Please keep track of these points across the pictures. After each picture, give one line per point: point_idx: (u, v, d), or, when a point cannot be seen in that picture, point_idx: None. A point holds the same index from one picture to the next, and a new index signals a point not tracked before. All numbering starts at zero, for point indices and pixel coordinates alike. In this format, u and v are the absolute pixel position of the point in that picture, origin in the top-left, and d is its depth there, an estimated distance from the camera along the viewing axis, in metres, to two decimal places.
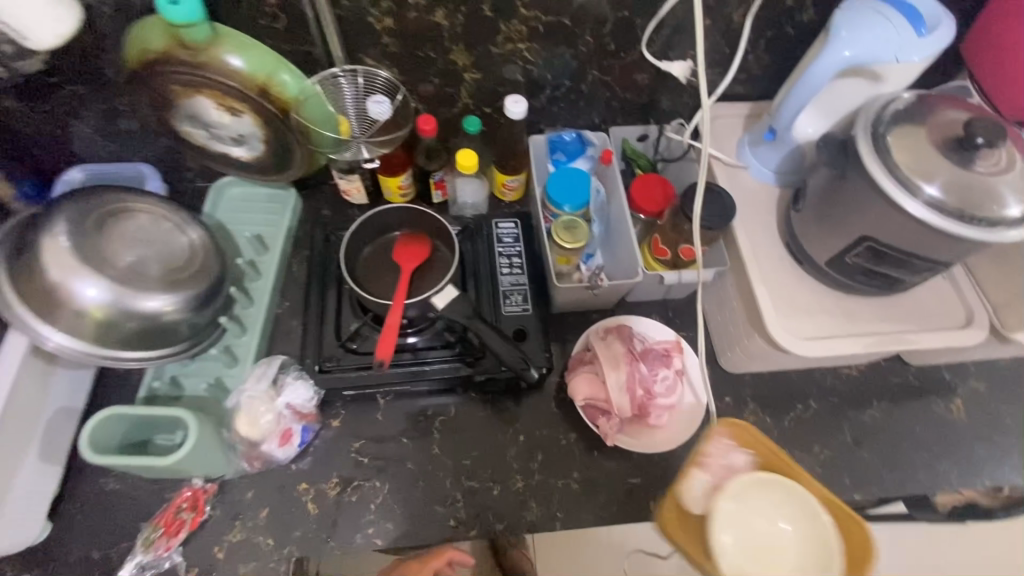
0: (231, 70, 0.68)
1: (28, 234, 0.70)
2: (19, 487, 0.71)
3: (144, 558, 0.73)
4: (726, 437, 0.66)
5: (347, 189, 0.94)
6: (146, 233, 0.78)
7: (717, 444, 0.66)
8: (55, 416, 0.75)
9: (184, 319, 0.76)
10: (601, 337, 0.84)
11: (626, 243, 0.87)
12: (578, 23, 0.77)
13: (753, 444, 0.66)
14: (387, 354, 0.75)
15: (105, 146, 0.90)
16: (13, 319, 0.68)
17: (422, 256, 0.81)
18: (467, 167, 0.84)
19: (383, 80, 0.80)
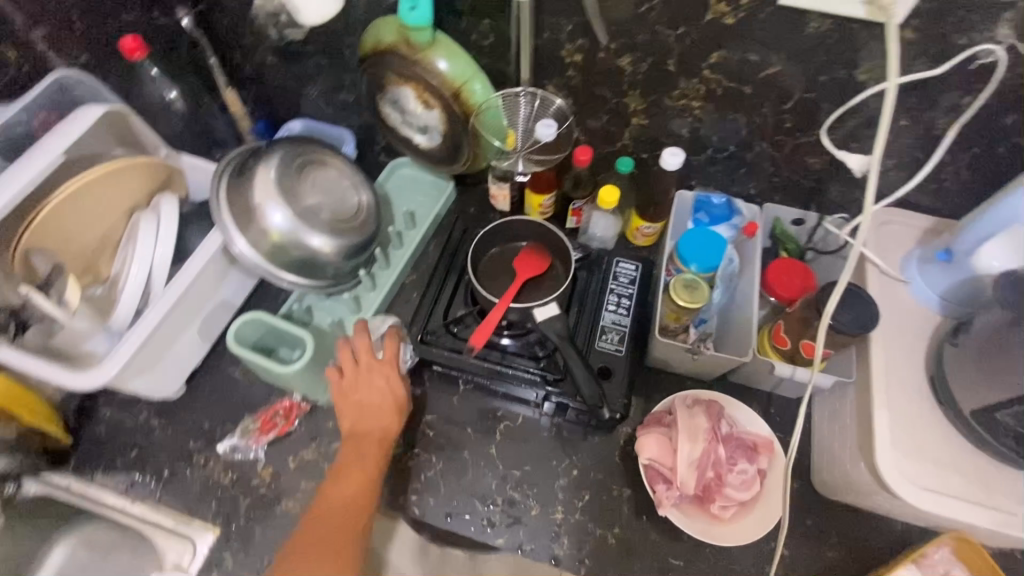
0: (437, 71, 0.81)
1: (250, 160, 0.87)
2: (176, 349, 0.85)
3: (238, 441, 0.85)
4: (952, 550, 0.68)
5: (495, 194, 1.03)
6: (331, 183, 0.92)
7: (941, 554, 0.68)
8: (218, 305, 0.91)
9: (333, 261, 0.90)
10: (687, 405, 0.81)
11: (745, 322, 0.84)
12: (760, 94, 0.77)
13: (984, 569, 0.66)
14: (480, 343, 0.81)
15: (325, 108, 1.10)
16: (218, 221, 0.84)
17: (538, 270, 0.85)
18: (606, 203, 0.87)
19: (557, 108, 0.86)
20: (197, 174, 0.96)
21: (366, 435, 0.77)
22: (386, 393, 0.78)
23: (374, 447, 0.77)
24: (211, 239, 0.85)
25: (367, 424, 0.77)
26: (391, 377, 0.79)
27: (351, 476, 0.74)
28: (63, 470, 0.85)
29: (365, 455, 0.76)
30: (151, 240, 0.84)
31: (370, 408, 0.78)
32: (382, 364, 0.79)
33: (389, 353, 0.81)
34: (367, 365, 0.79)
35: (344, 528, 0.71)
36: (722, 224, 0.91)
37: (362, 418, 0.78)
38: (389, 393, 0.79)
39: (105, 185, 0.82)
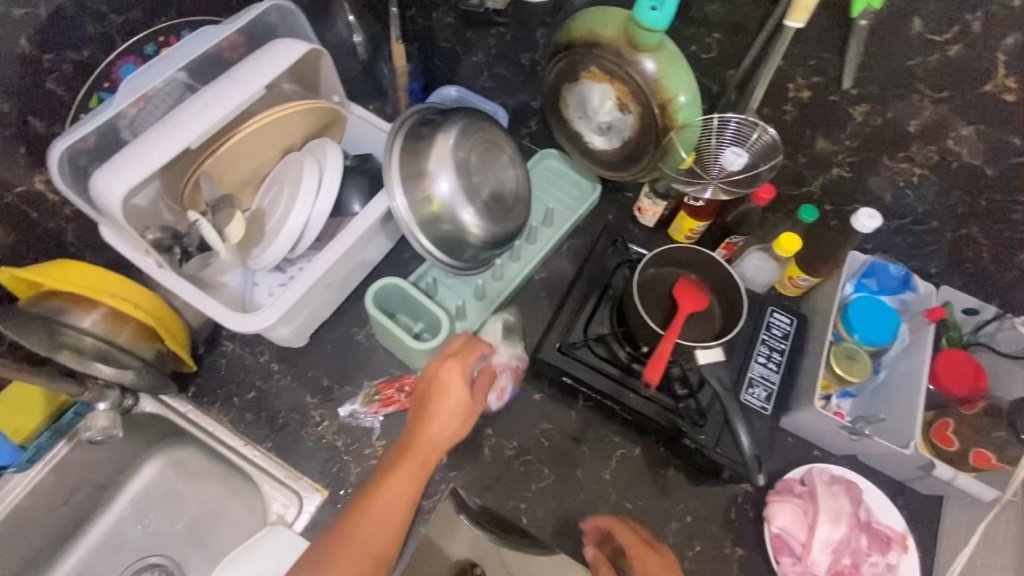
0: (645, 74, 0.75)
1: (427, 125, 0.83)
2: (315, 305, 0.83)
3: (360, 408, 0.84)
4: None
5: (645, 208, 0.98)
6: (497, 164, 0.87)
7: None
8: (358, 266, 0.88)
9: (481, 245, 0.85)
10: (825, 481, 0.78)
11: (908, 406, 0.76)
12: (998, 179, 0.70)
13: None
14: (654, 379, 0.76)
15: (486, 81, 1.05)
16: (387, 178, 0.80)
17: (701, 305, 0.79)
18: (786, 249, 0.82)
19: (767, 139, 0.78)
20: (357, 125, 0.93)
21: (421, 438, 0.71)
22: (452, 401, 0.72)
23: (427, 455, 0.71)
24: (377, 202, 0.82)
25: (423, 428, 0.72)
26: (460, 385, 0.73)
27: (396, 476, 0.68)
28: (181, 396, 0.85)
29: (414, 461, 0.70)
30: (312, 188, 0.81)
31: (434, 412, 0.72)
32: (453, 368, 0.73)
33: (466, 362, 0.74)
34: (436, 369, 0.73)
35: (376, 535, 0.65)
36: (890, 296, 0.87)
37: (422, 419, 0.72)
38: (455, 401, 0.72)
39: (277, 123, 0.80)
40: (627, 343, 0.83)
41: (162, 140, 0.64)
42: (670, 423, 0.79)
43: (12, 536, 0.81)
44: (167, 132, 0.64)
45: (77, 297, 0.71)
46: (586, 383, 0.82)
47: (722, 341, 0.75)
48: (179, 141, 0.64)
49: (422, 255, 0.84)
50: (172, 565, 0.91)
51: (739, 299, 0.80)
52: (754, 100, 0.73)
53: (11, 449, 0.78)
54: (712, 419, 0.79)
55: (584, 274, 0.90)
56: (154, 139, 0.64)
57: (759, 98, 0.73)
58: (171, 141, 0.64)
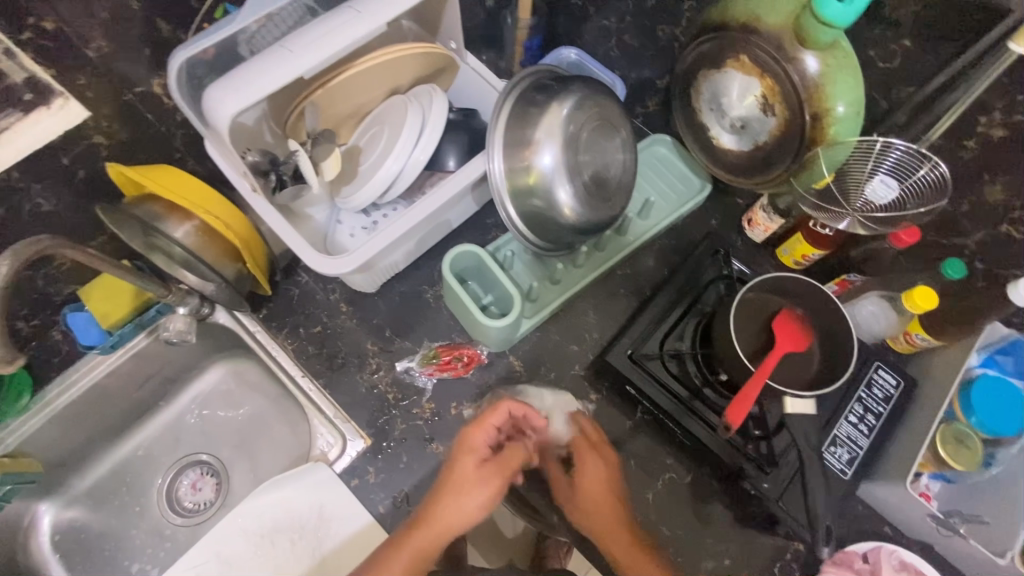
0: (805, 74, 0.65)
1: (548, 89, 0.77)
2: (393, 257, 0.82)
3: (417, 367, 0.84)
4: None
5: (757, 219, 0.87)
6: (608, 145, 0.80)
7: None
8: (441, 225, 0.86)
9: (571, 228, 0.79)
10: (893, 567, 0.70)
11: (1009, 509, 0.67)
12: None
13: None
14: (734, 423, 0.68)
15: (611, 49, 0.96)
16: (489, 138, 0.76)
17: (801, 345, 0.71)
18: (914, 304, 0.71)
19: (936, 175, 0.67)
20: (467, 76, 0.88)
21: (448, 512, 0.64)
22: (473, 504, 0.65)
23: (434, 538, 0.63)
24: (474, 163, 0.78)
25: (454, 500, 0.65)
26: (489, 496, 0.65)
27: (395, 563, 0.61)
28: (253, 316, 0.87)
29: (415, 545, 0.62)
30: (413, 136, 0.78)
31: (458, 497, 0.65)
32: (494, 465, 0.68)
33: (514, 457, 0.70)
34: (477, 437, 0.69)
35: None
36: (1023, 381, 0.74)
37: (441, 498, 0.65)
38: (478, 495, 0.65)
39: (390, 63, 0.77)
40: (705, 367, 0.77)
41: (300, 55, 0.64)
42: (734, 463, 0.73)
43: (90, 407, 0.87)
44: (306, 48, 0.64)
45: (173, 206, 0.73)
46: (649, 397, 0.78)
47: (816, 391, 0.68)
48: (314, 57, 0.64)
49: (507, 227, 0.80)
50: (219, 466, 0.96)
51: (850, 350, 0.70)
52: (936, 131, 0.64)
53: (98, 332, 0.84)
54: (781, 468, 0.73)
55: (673, 282, 0.83)
56: (289, 51, 0.64)
57: (941, 129, 0.64)
58: (307, 58, 0.64)
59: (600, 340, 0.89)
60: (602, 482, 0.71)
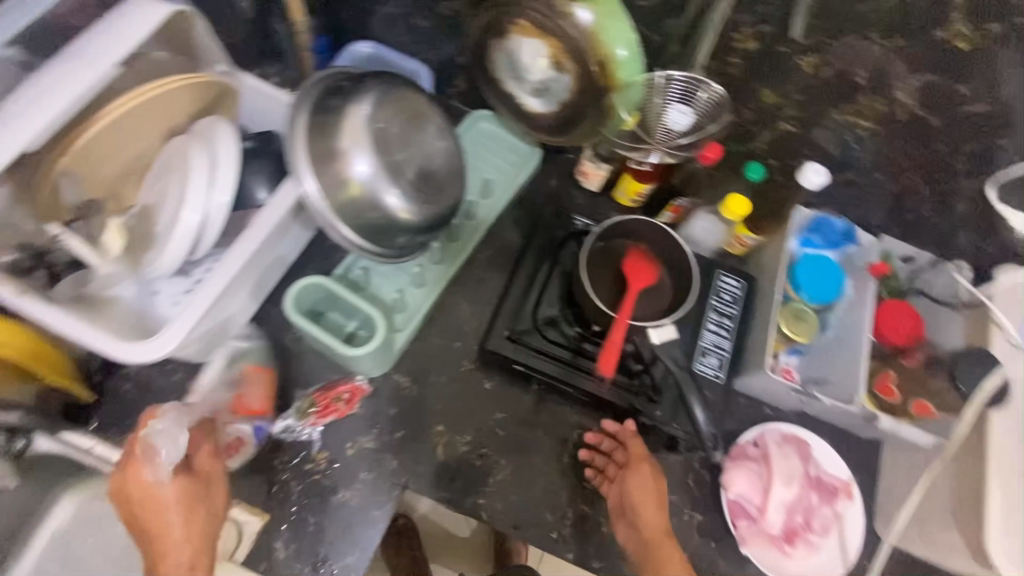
0: (581, 28, 0.67)
1: (338, 92, 0.71)
2: (227, 312, 0.73)
3: (295, 423, 0.78)
4: None
5: (588, 172, 0.92)
6: (423, 136, 0.76)
7: None
8: (274, 264, 0.78)
9: (411, 230, 0.76)
10: (778, 443, 0.79)
11: (845, 362, 0.79)
12: (945, 129, 0.68)
13: None
14: (608, 372, 0.74)
15: (402, 34, 0.92)
16: (289, 159, 0.69)
17: (651, 279, 0.77)
18: (730, 212, 0.80)
19: (711, 95, 0.73)
20: (252, 98, 0.79)
21: (139, 489, 0.63)
22: (153, 485, 0.63)
23: (165, 521, 0.63)
24: (284, 189, 0.71)
25: (167, 534, 0.62)
26: (156, 476, 0.64)
27: None
28: (82, 429, 0.74)
29: (165, 540, 0.62)
30: (204, 178, 0.69)
31: (149, 503, 0.63)
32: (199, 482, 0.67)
33: (234, 402, 0.75)
34: (145, 478, 0.63)
35: None
36: (834, 250, 0.86)
37: (165, 511, 0.63)
38: (158, 492, 0.63)
39: (146, 108, 0.68)
40: (577, 324, 0.80)
41: (6, 126, 0.54)
42: (625, 403, 0.77)
43: None
44: (11, 117, 0.54)
45: None
46: (537, 370, 0.79)
47: (673, 317, 0.75)
48: (32, 128, 0.55)
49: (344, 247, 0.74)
50: None
51: (689, 267, 0.78)
52: (703, 52, 0.67)
53: None
54: (667, 395, 0.77)
55: (531, 253, 0.84)
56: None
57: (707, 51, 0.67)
58: (19, 129, 0.55)
59: (479, 329, 0.87)
60: (649, 491, 0.74)
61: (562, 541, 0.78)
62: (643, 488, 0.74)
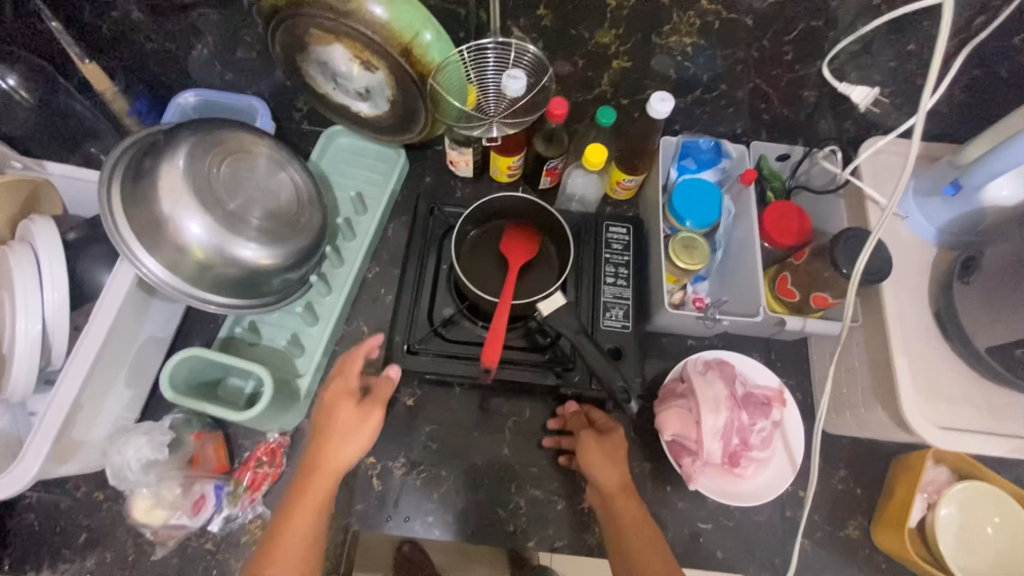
0: (375, 21, 0.62)
1: (149, 157, 0.67)
2: (106, 413, 0.68)
3: (229, 511, 0.72)
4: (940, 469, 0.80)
5: (455, 160, 0.89)
6: (258, 176, 0.72)
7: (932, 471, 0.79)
8: (147, 348, 0.73)
9: (277, 274, 0.72)
10: (700, 371, 0.78)
11: (744, 275, 0.80)
12: (761, 26, 0.68)
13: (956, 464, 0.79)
14: (492, 363, 0.70)
15: (223, 74, 0.86)
16: (117, 241, 0.65)
17: (533, 252, 0.76)
18: (593, 164, 0.78)
19: (531, 57, 0.72)
20: (71, 185, 0.74)
21: (334, 455, 0.65)
22: (343, 451, 0.65)
23: (329, 475, 0.65)
24: (122, 270, 0.67)
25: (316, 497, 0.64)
26: (358, 449, 0.66)
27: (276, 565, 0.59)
28: None
29: (315, 481, 0.64)
30: (32, 283, 0.64)
31: (331, 433, 0.66)
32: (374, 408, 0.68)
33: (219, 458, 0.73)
34: (340, 451, 0.65)
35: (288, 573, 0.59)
36: (710, 169, 0.84)
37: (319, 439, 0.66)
38: (349, 421, 0.67)
39: None
40: (475, 316, 0.78)
41: None
42: (541, 379, 0.77)
43: None
44: None
45: None
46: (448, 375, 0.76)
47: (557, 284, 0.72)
48: None
49: (217, 311, 0.72)
50: None
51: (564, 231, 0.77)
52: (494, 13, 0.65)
53: None
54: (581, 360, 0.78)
55: (411, 260, 0.81)
56: None
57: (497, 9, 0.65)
58: None
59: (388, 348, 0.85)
60: (606, 460, 0.70)
61: (521, 531, 0.77)
62: (599, 457, 0.70)
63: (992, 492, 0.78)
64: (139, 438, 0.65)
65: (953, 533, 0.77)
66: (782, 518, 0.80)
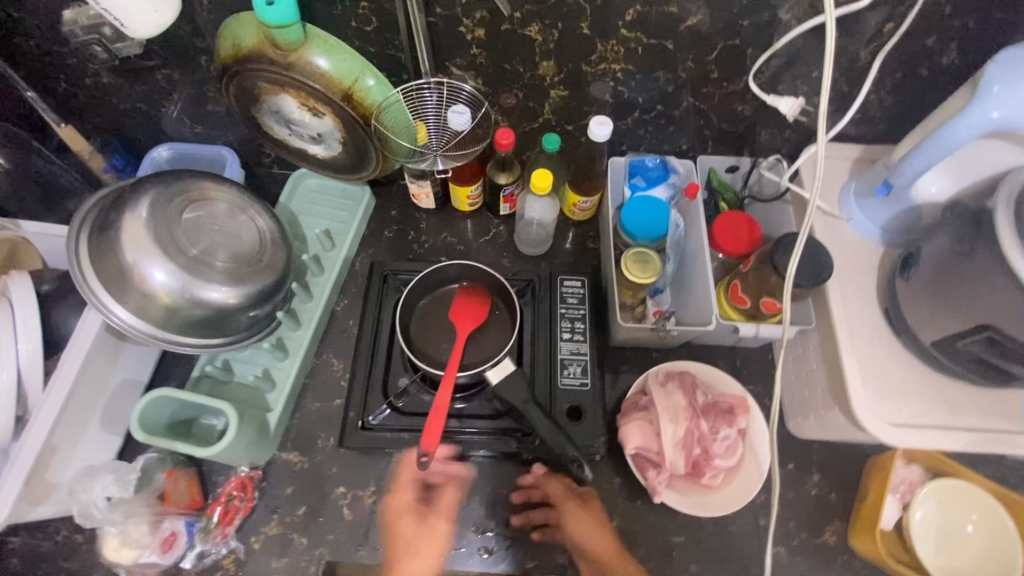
0: (316, 71, 0.67)
1: (114, 210, 0.71)
2: (81, 456, 0.71)
3: (202, 546, 0.73)
4: (913, 468, 0.78)
5: (416, 193, 0.92)
6: (222, 222, 0.76)
7: (904, 470, 0.78)
8: (124, 390, 0.76)
9: (242, 312, 0.75)
10: (660, 382, 0.79)
11: (700, 284, 0.82)
12: (682, 47, 0.71)
13: (926, 461, 0.78)
14: (433, 445, 0.71)
15: (192, 128, 0.91)
16: (85, 291, 0.68)
17: (480, 316, 0.79)
18: (540, 188, 0.81)
19: (467, 93, 0.77)
20: (47, 241, 0.78)
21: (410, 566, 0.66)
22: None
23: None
24: (90, 318, 0.70)
25: None
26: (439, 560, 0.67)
27: None
28: None
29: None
30: (8, 332, 0.68)
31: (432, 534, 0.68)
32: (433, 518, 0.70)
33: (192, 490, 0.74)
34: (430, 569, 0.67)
35: None
36: (661, 186, 0.86)
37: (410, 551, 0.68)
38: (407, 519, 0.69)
39: None
40: (429, 386, 0.79)
41: None
42: (500, 446, 0.78)
43: None
44: None
45: None
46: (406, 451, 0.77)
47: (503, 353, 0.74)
48: None
49: (188, 351, 0.75)
50: None
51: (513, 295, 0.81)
52: (421, 53, 0.69)
53: None
54: None
55: (366, 328, 0.83)
56: None
57: (425, 50, 0.69)
58: None
59: None
60: (600, 534, 0.71)
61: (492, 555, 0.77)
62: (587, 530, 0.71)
63: (968, 487, 0.76)
64: (106, 477, 0.69)
65: (935, 534, 0.75)
66: (756, 527, 0.79)
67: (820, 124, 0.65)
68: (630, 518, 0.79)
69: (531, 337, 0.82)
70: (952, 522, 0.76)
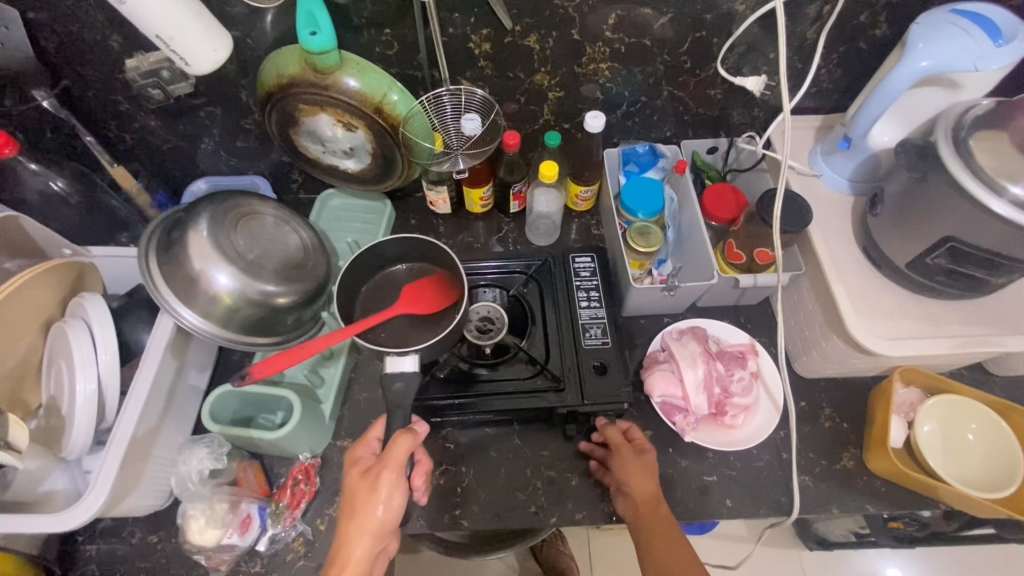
0: (349, 90, 0.78)
1: (177, 226, 0.79)
2: (156, 454, 0.77)
3: (274, 530, 0.79)
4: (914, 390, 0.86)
5: (434, 199, 1.02)
6: (269, 232, 0.85)
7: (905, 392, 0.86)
8: (187, 394, 0.83)
9: (293, 311, 0.83)
10: (675, 337, 0.88)
11: (699, 247, 0.91)
12: (657, 44, 0.84)
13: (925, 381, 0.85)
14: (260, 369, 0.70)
15: (227, 160, 1.01)
16: (157, 297, 0.76)
17: (427, 305, 0.82)
18: (548, 178, 0.91)
19: (480, 98, 0.88)
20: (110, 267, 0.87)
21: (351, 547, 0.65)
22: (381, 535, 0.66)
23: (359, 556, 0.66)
24: (161, 324, 0.77)
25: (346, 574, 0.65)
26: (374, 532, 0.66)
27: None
28: None
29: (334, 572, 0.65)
30: (88, 343, 0.75)
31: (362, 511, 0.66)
32: (384, 473, 0.66)
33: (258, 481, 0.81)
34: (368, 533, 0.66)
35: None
36: (652, 170, 0.99)
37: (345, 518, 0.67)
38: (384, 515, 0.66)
39: (10, 302, 0.74)
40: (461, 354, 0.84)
41: None
42: (535, 403, 0.82)
43: None
44: None
45: None
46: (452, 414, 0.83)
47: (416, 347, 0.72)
48: None
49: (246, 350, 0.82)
50: None
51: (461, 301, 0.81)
52: (440, 67, 0.80)
53: None
54: (571, 380, 0.83)
55: None
56: None
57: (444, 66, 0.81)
58: None
59: None
60: (649, 471, 0.77)
61: (543, 511, 0.83)
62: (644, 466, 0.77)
63: (964, 400, 0.84)
64: (201, 450, 0.76)
65: (941, 446, 0.83)
66: (780, 460, 0.86)
67: (782, 92, 0.77)
68: (665, 464, 0.85)
69: (552, 306, 0.90)
70: (953, 433, 0.83)
